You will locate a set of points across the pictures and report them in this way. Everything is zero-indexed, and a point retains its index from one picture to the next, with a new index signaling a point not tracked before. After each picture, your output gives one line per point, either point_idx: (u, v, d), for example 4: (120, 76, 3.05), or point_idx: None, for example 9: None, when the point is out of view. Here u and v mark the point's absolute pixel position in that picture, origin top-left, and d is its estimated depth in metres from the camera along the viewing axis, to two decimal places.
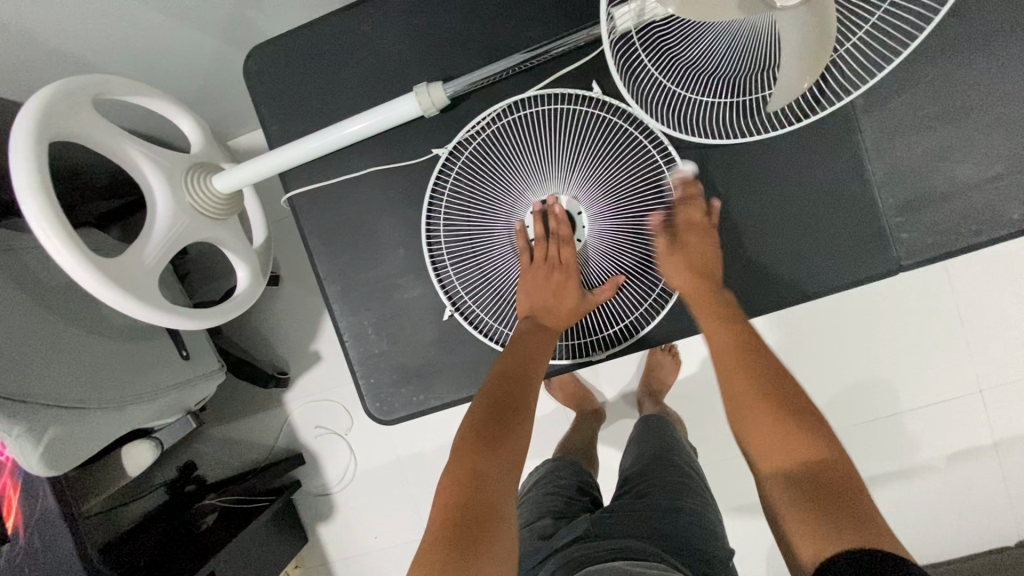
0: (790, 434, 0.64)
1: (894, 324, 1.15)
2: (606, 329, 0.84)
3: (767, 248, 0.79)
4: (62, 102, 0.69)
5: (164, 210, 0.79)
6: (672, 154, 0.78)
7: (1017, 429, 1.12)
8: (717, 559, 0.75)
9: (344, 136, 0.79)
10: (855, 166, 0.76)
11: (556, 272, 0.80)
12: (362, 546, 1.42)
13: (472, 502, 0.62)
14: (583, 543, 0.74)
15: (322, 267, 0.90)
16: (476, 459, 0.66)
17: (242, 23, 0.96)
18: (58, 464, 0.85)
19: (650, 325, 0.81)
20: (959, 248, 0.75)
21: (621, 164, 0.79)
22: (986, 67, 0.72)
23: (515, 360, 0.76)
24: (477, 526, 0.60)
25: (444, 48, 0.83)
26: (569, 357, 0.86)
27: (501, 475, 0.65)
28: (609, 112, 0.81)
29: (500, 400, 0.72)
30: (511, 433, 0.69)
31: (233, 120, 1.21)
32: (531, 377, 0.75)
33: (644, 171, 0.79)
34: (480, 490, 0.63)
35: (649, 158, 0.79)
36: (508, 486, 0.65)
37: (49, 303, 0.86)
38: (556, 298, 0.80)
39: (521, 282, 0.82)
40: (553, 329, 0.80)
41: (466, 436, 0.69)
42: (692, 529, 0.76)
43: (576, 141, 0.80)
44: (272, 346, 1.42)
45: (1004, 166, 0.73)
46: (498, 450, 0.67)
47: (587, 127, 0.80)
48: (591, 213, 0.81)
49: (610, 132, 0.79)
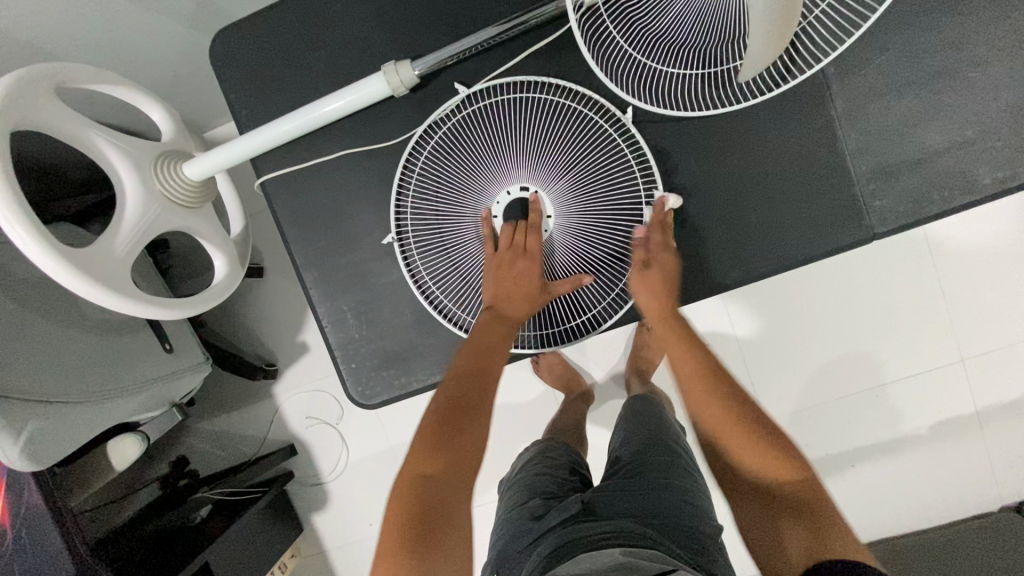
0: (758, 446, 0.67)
1: (876, 296, 1.15)
2: (572, 319, 0.85)
3: (741, 221, 0.79)
4: (22, 89, 0.67)
5: (135, 199, 0.78)
6: (641, 146, 0.78)
7: (998, 397, 1.14)
8: (706, 534, 0.75)
9: (314, 118, 0.78)
10: (828, 135, 0.76)
11: (519, 260, 0.78)
12: (357, 533, 1.43)
13: (430, 504, 0.64)
14: (575, 523, 0.74)
15: (299, 253, 0.89)
16: (426, 465, 0.66)
17: (207, 7, 0.94)
18: (41, 459, 0.84)
19: (614, 317, 0.82)
20: (933, 214, 0.75)
21: (585, 153, 0.79)
22: (955, 31, 0.72)
23: (471, 357, 0.76)
24: (427, 530, 0.62)
25: (413, 26, 0.82)
26: (536, 347, 0.86)
27: (455, 479, 0.66)
28: (577, 101, 0.80)
29: (456, 399, 0.72)
30: (467, 433, 0.70)
31: (208, 110, 1.20)
32: (489, 372, 0.75)
33: (610, 160, 0.79)
34: (432, 495, 0.65)
35: (615, 148, 0.79)
36: (462, 490, 0.66)
37: (22, 299, 0.85)
38: (517, 287, 0.78)
39: (485, 269, 0.81)
40: (514, 319, 0.79)
41: (419, 441, 0.69)
42: (684, 509, 0.77)
43: (538, 130, 0.79)
44: (258, 337, 1.41)
45: (976, 130, 0.73)
46: (453, 457, 0.67)
47: (552, 114, 0.79)
48: (557, 203, 0.80)
49: (577, 121, 0.79)
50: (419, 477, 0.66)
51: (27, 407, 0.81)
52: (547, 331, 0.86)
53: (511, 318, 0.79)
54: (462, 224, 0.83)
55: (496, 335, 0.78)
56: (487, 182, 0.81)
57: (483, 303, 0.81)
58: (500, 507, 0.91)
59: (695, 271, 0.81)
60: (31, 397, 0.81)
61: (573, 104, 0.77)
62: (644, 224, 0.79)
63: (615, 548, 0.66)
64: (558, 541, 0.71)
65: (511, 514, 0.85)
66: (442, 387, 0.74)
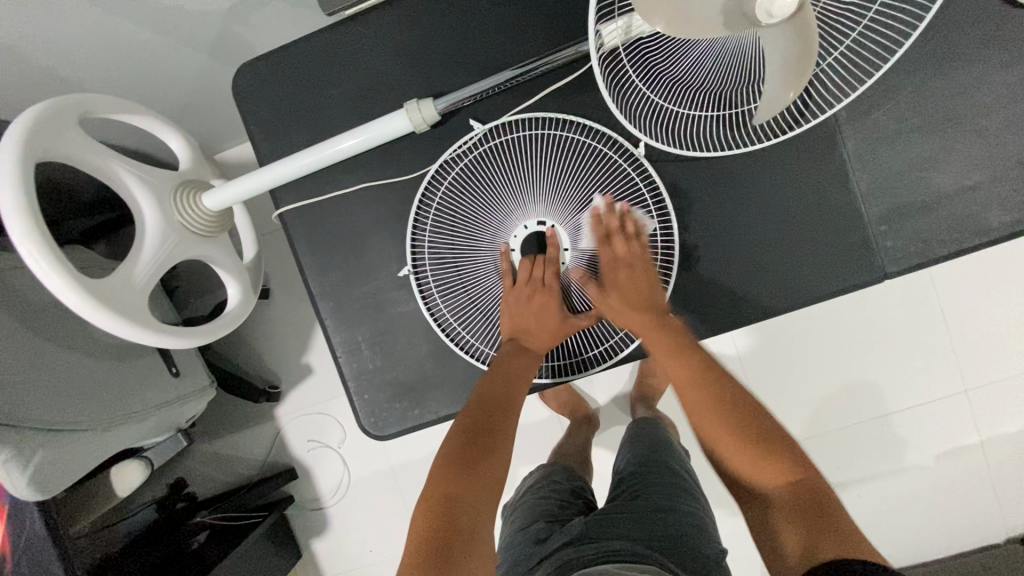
0: (755, 453, 0.65)
1: (878, 328, 1.17)
2: (589, 350, 0.85)
3: (755, 257, 0.80)
4: (47, 124, 0.68)
5: (155, 228, 0.79)
6: (659, 185, 0.79)
7: (1003, 429, 1.14)
8: (711, 557, 0.75)
9: (333, 153, 0.79)
10: (840, 175, 0.78)
11: (538, 294, 0.80)
12: (357, 559, 1.41)
13: (456, 524, 0.62)
14: (578, 545, 0.75)
15: (314, 282, 0.90)
16: (453, 484, 0.66)
17: (230, 39, 0.95)
18: (49, 486, 0.83)
19: (631, 347, 0.82)
20: (943, 254, 0.76)
21: (602, 190, 0.81)
22: (964, 79, 0.74)
23: (492, 385, 0.76)
24: (455, 548, 0.60)
25: (435, 63, 0.84)
26: (551, 376, 0.86)
27: (481, 499, 0.65)
28: (593, 137, 0.82)
29: (478, 424, 0.72)
30: (491, 456, 0.69)
31: (221, 133, 1.20)
32: (512, 401, 0.75)
33: (626, 195, 0.81)
34: (459, 512, 0.63)
35: (631, 184, 0.81)
36: (487, 511, 0.65)
37: (35, 324, 0.85)
38: (538, 321, 0.80)
39: (504, 303, 0.82)
40: (535, 351, 0.80)
41: (443, 463, 0.69)
42: (687, 530, 0.77)
43: (555, 166, 0.81)
44: (263, 360, 1.40)
45: (984, 175, 0.75)
46: (480, 480, 0.67)
47: (568, 151, 0.81)
48: (575, 238, 0.82)
49: (592, 157, 0.81)
50: (446, 497, 0.65)
51: (35, 435, 0.80)
52: (561, 361, 0.86)
53: (534, 349, 0.80)
54: (481, 259, 0.84)
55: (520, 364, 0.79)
56: (506, 218, 0.83)
57: (504, 336, 0.82)
58: (505, 531, 0.90)
59: (711, 304, 0.82)
60: (41, 425, 0.81)
61: (589, 141, 0.79)
62: (660, 246, 0.81)
63: (615, 564, 0.67)
64: (563, 563, 0.73)
65: (516, 535, 0.85)
66: (462, 414, 0.74)
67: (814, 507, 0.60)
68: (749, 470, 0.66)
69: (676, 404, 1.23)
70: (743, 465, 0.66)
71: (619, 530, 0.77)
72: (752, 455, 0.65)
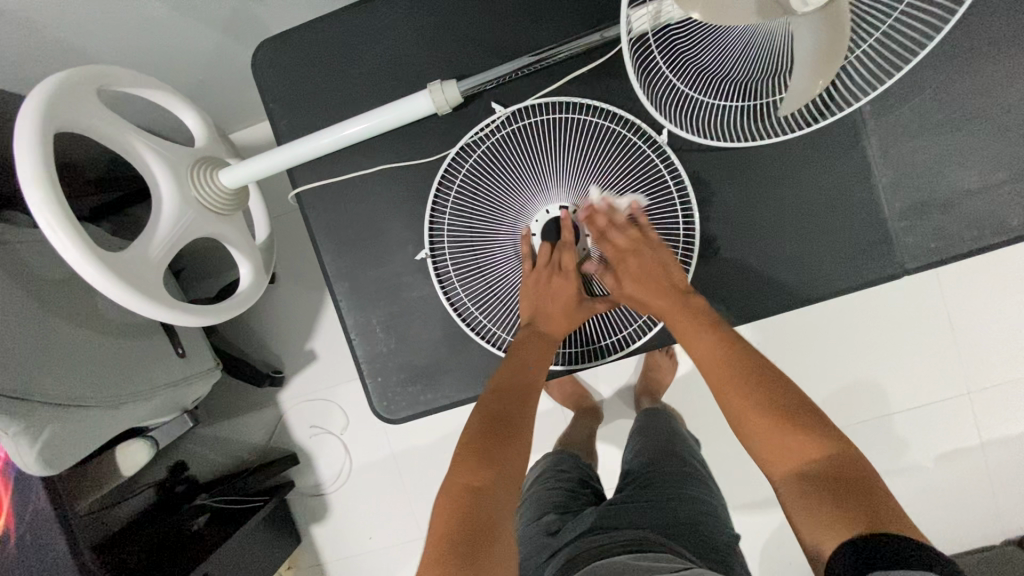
0: (791, 438, 0.63)
1: (884, 330, 1.17)
2: (604, 339, 0.86)
3: (775, 249, 0.80)
4: (66, 93, 0.67)
5: (170, 204, 0.78)
6: (683, 177, 0.79)
7: (1006, 431, 1.15)
8: (724, 543, 0.76)
9: (353, 133, 0.78)
10: (862, 170, 0.78)
11: (557, 277, 0.80)
12: (357, 546, 1.41)
13: (476, 516, 0.62)
14: (591, 535, 0.75)
15: (328, 264, 0.89)
16: (473, 476, 0.65)
17: (248, 16, 0.94)
18: (56, 463, 0.82)
19: (644, 338, 0.83)
20: (963, 252, 0.76)
21: (623, 177, 0.81)
22: (992, 76, 0.74)
23: (512, 374, 0.75)
24: (478, 540, 0.59)
25: (458, 46, 0.83)
26: (565, 364, 0.86)
27: (501, 492, 0.65)
28: (616, 124, 0.81)
29: (499, 413, 0.72)
30: (511, 448, 0.69)
31: (234, 112, 1.19)
32: (530, 391, 0.75)
33: (647, 182, 0.81)
34: (481, 504, 0.63)
35: (653, 170, 0.80)
36: (506, 504, 0.65)
37: (47, 299, 0.84)
38: (556, 307, 0.80)
39: (521, 289, 0.82)
40: (552, 337, 0.80)
41: (464, 454, 0.68)
42: (701, 517, 0.78)
43: (577, 151, 0.80)
44: (269, 343, 1.40)
45: (1006, 173, 0.75)
46: (499, 473, 0.66)
47: (591, 137, 0.80)
48: None
49: (615, 143, 0.80)
50: (466, 489, 0.64)
51: (46, 409, 0.80)
52: (576, 349, 0.87)
53: (546, 335, 0.79)
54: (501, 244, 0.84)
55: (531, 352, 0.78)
56: (527, 203, 0.83)
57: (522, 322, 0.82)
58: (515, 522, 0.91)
59: (733, 295, 0.81)
60: (50, 400, 0.80)
61: (613, 127, 0.78)
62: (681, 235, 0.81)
63: (629, 555, 0.67)
64: (576, 554, 0.73)
65: (527, 528, 0.85)
66: (480, 403, 0.74)
67: (854, 484, 0.58)
68: (778, 454, 0.64)
69: (682, 397, 1.24)
70: (772, 450, 0.65)
71: (632, 520, 0.77)
72: (784, 436, 0.64)
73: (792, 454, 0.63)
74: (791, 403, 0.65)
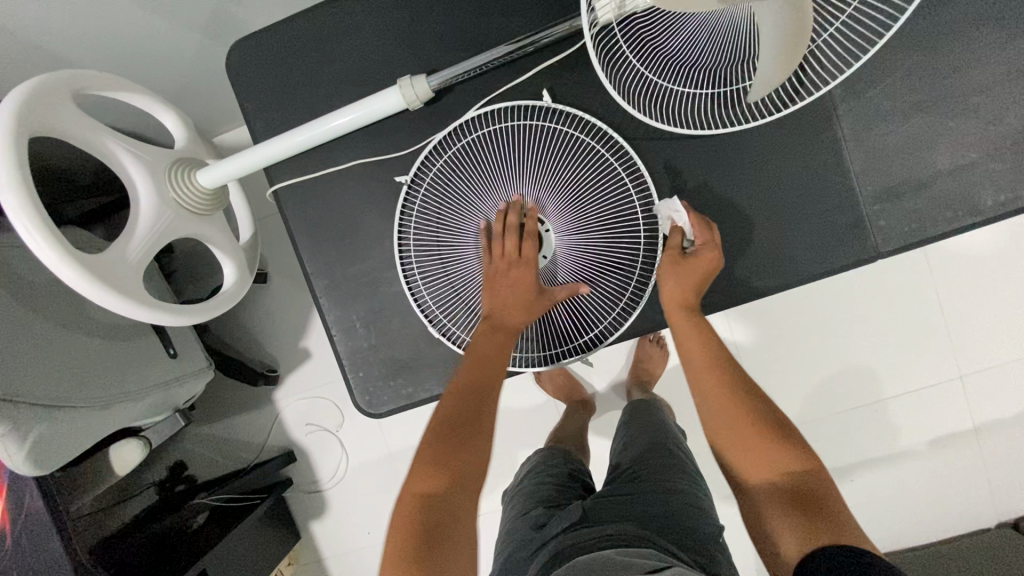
0: (763, 449, 0.66)
1: (870, 315, 1.17)
2: (578, 338, 0.84)
3: (748, 236, 0.80)
4: (40, 98, 0.68)
5: (148, 206, 0.79)
6: (643, 179, 0.80)
7: (997, 413, 1.15)
8: (708, 535, 0.76)
9: (329, 129, 0.79)
10: (834, 154, 0.78)
11: (515, 268, 0.78)
12: (355, 540, 1.42)
13: (433, 516, 0.64)
14: (576, 529, 0.75)
15: (309, 261, 0.90)
16: (429, 477, 0.67)
17: (223, 18, 0.95)
18: (47, 463, 0.84)
19: (615, 335, 0.82)
20: (938, 233, 0.76)
21: (584, 178, 0.81)
22: (960, 56, 0.74)
23: (470, 371, 0.75)
24: (431, 540, 0.62)
25: (429, 41, 0.84)
26: (542, 364, 0.85)
27: (456, 492, 0.66)
28: (575, 127, 0.82)
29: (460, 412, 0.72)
30: (475, 445, 0.70)
31: (217, 114, 1.20)
32: (491, 386, 0.74)
33: (607, 182, 0.81)
34: (436, 504, 0.65)
35: (612, 170, 0.81)
36: (462, 503, 0.66)
37: (33, 303, 0.85)
38: (512, 299, 0.77)
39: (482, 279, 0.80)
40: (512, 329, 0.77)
41: (421, 458, 0.69)
42: (686, 509, 0.78)
43: (537, 156, 0.82)
44: (261, 342, 1.41)
45: (979, 153, 0.75)
46: (457, 473, 0.67)
47: (550, 141, 0.82)
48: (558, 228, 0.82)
49: (574, 146, 0.81)
50: (423, 490, 0.66)
51: (36, 410, 0.81)
52: (552, 350, 0.86)
53: (510, 324, 0.77)
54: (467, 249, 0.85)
55: (495, 343, 0.77)
56: (489, 209, 0.83)
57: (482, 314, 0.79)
58: (504, 516, 0.91)
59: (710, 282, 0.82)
60: (39, 401, 0.81)
61: (570, 130, 0.80)
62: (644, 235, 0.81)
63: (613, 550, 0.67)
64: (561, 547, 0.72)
65: (515, 523, 0.86)
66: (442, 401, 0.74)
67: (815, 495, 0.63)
68: (749, 462, 0.67)
69: (671, 387, 1.24)
70: (743, 459, 0.68)
71: (618, 513, 0.77)
72: (754, 446, 0.67)
73: (765, 464, 0.66)
74: (771, 416, 0.68)
